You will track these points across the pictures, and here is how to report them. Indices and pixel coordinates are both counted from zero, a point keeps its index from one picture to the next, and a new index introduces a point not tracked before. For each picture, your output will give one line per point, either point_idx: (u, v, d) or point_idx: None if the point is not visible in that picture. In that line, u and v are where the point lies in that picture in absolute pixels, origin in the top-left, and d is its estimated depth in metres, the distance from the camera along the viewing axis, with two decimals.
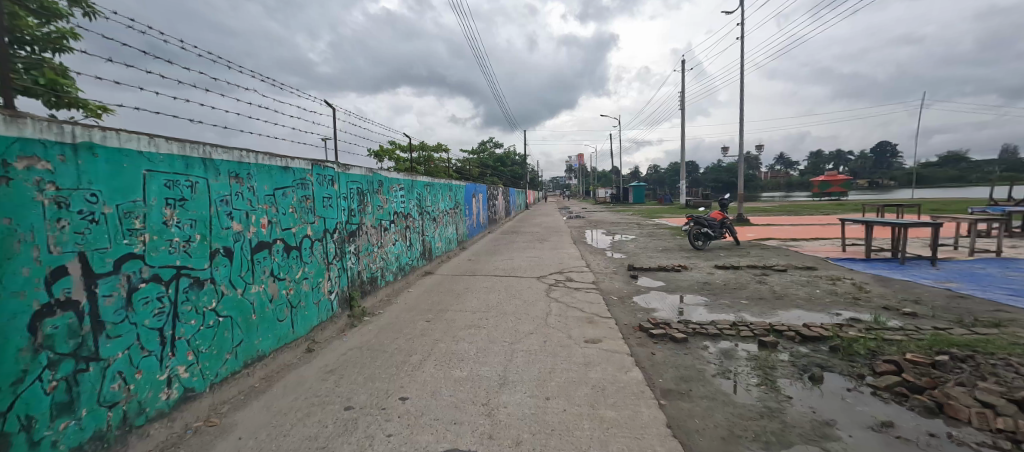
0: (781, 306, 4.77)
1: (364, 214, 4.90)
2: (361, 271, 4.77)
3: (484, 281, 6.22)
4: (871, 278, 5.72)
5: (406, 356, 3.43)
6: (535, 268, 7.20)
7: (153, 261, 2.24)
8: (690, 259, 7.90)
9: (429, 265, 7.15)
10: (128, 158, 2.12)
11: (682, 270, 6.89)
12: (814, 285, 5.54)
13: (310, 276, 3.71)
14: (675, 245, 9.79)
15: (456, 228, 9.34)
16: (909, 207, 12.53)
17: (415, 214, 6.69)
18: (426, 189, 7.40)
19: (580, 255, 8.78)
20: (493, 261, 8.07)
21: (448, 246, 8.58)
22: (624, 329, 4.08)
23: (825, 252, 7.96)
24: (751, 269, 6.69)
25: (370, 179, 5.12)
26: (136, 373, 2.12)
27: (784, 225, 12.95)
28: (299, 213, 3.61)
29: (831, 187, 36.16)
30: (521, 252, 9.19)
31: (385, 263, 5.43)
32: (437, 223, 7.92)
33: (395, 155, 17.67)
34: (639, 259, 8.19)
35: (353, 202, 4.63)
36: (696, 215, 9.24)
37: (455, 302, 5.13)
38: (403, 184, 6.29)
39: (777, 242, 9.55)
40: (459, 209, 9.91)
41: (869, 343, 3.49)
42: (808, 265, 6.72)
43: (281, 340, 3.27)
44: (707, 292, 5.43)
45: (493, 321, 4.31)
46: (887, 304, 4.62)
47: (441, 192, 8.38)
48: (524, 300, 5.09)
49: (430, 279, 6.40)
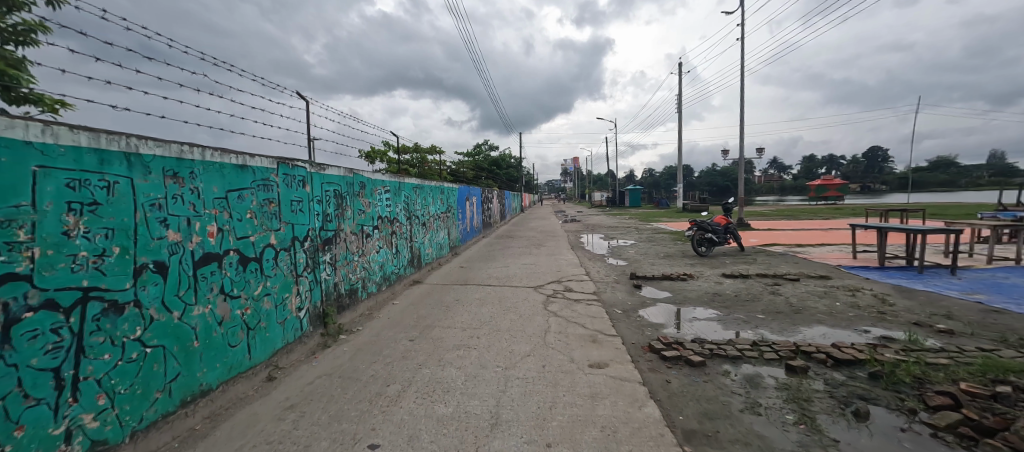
0: (802, 321, 4.34)
1: (343, 219, 4.43)
2: (339, 283, 4.28)
3: (476, 291, 5.72)
4: (893, 289, 5.32)
5: (383, 386, 2.94)
6: (532, 276, 6.72)
7: (47, 282, 1.72)
8: (695, 267, 7.48)
9: (417, 273, 6.65)
10: (12, 149, 1.60)
11: (688, 279, 6.46)
12: (832, 297, 5.14)
13: (273, 292, 3.22)
14: (678, 251, 9.38)
15: (448, 233, 8.84)
16: (913, 212, 12.25)
17: (402, 218, 6.21)
18: (415, 192, 6.91)
19: (579, 262, 8.32)
20: (487, 268, 7.59)
21: (439, 252, 8.09)
22: (632, 350, 3.62)
23: (836, 259, 7.58)
24: (762, 278, 6.27)
25: (351, 181, 4.64)
26: (16, 431, 1.60)
27: (786, 230, 12.60)
28: (260, 219, 3.12)
29: (825, 191, 36.25)
30: (516, 258, 8.72)
31: (367, 273, 4.95)
32: (427, 228, 7.44)
33: (387, 157, 17.14)
34: (641, 266, 7.75)
35: (329, 206, 4.14)
36: (699, 220, 8.83)
37: (443, 316, 4.64)
38: (389, 185, 5.81)
39: (783, 248, 9.16)
40: (451, 213, 9.41)
41: (912, 368, 3.08)
42: (821, 274, 6.33)
43: (233, 369, 2.77)
44: (719, 305, 5.00)
45: (485, 340, 3.83)
46: (918, 320, 4.22)
47: (432, 195, 7.90)
48: (520, 315, 4.61)
49: (417, 290, 5.90)
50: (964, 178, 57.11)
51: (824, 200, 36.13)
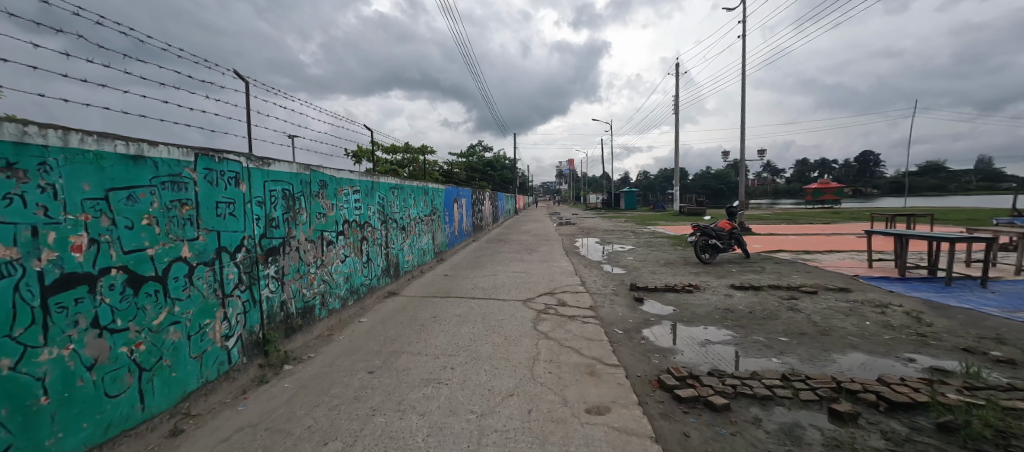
0: (833, 345, 3.72)
1: (296, 224, 3.74)
2: (288, 301, 3.60)
3: (456, 307, 5.03)
4: (926, 305, 4.72)
5: (317, 445, 2.24)
6: (522, 287, 6.04)
7: None
8: (700, 276, 6.85)
9: (393, 284, 5.95)
10: None
11: (694, 290, 5.84)
12: (859, 315, 4.52)
13: (183, 319, 2.54)
14: (679, 258, 8.78)
15: (432, 238, 8.14)
16: (922, 216, 11.74)
17: (377, 222, 5.51)
18: (393, 193, 6.21)
19: (574, 269, 7.68)
20: (473, 277, 6.89)
21: (421, 259, 7.40)
22: (638, 387, 2.96)
23: (851, 268, 7.01)
24: (776, 290, 5.66)
25: (307, 180, 3.96)
26: None
27: (790, 235, 12.08)
28: (164, 226, 2.43)
29: (823, 195, 35.87)
30: (506, 265, 8.04)
31: (328, 286, 4.26)
32: (407, 233, 6.75)
33: (375, 156, 16.44)
34: (642, 275, 7.12)
35: (275, 209, 3.46)
36: (703, 225, 8.23)
37: (414, 338, 3.95)
38: (360, 185, 5.10)
39: (791, 255, 8.58)
40: (437, 216, 8.72)
41: (989, 415, 2.45)
42: (840, 286, 5.74)
43: (111, 428, 2.08)
44: (733, 324, 4.37)
45: (460, 373, 3.15)
46: (967, 345, 3.61)
47: (414, 196, 7.20)
48: (504, 337, 3.95)
49: (391, 304, 5.19)
50: (954, 182, 57.60)
51: (820, 203, 35.96)
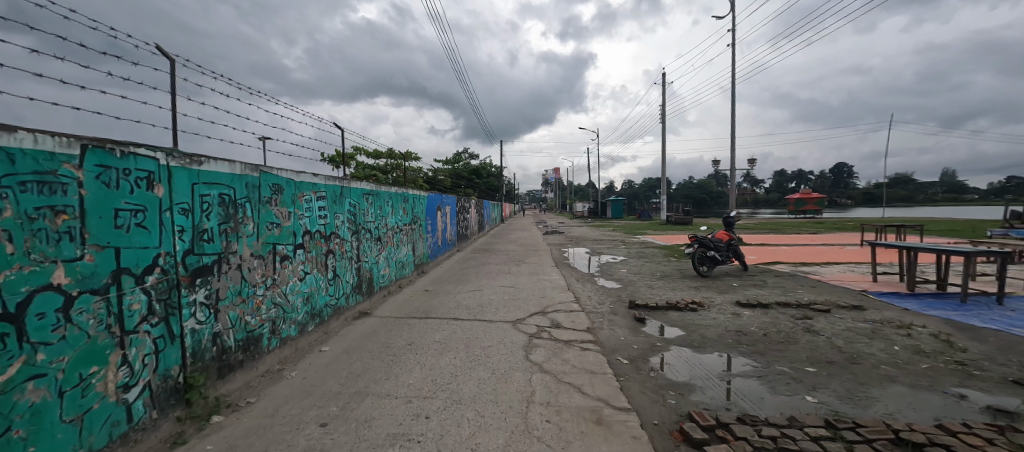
0: (869, 378, 3.24)
1: (236, 237, 3.05)
2: (224, 332, 2.90)
3: (436, 330, 4.37)
4: (952, 327, 4.34)
5: None
6: (510, 305, 5.43)
7: None
8: (701, 291, 6.37)
9: (365, 303, 5.25)
10: None
11: (697, 309, 5.35)
12: (884, 338, 4.10)
13: (51, 372, 1.80)
14: (675, 270, 8.33)
15: (412, 249, 7.46)
16: (910, 228, 11.70)
17: (347, 232, 4.86)
18: (367, 200, 5.54)
19: (566, 283, 7.11)
20: (456, 293, 6.23)
21: (399, 273, 6.71)
22: (658, 441, 2.39)
23: (855, 283, 6.67)
24: (786, 309, 5.21)
25: (255, 183, 3.29)
26: None
27: (782, 246, 11.87)
28: (23, 243, 1.70)
29: (804, 205, 36.55)
30: (492, 279, 7.40)
31: (282, 311, 3.56)
32: (383, 244, 6.08)
33: (355, 161, 15.71)
34: (639, 290, 6.62)
35: (207, 218, 2.79)
36: (700, 236, 7.81)
37: (383, 374, 3.29)
38: (327, 190, 4.44)
39: (790, 267, 8.24)
40: (418, 225, 8.06)
41: None
42: (852, 303, 5.34)
43: None
44: (750, 351, 3.85)
45: (438, 425, 2.52)
46: (1015, 376, 3.19)
47: (391, 203, 6.53)
48: (492, 371, 3.33)
49: (361, 328, 4.50)
50: (924, 193, 59.87)
51: (801, 213, 36.70)
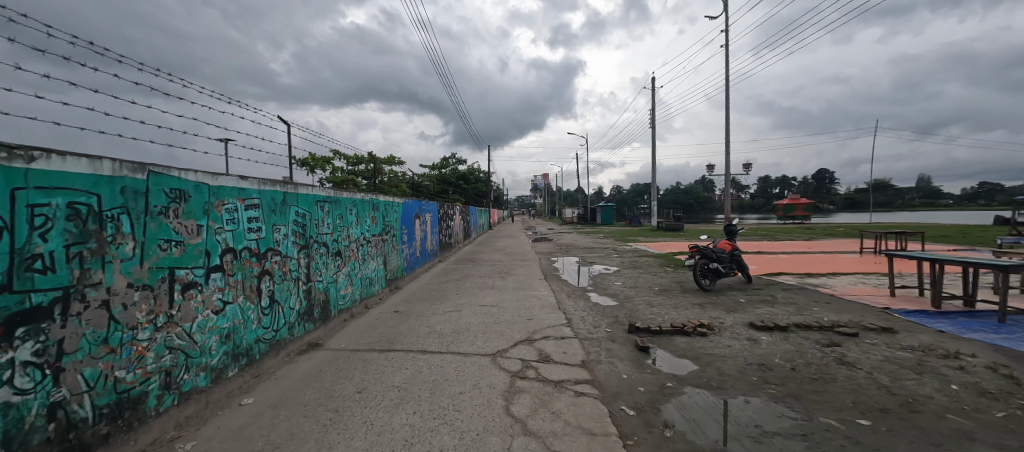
0: (944, 436, 2.54)
1: (97, 262, 2.18)
2: (72, 400, 2.02)
3: (397, 370, 3.53)
4: (1007, 356, 3.71)
5: None
6: (491, 332, 4.61)
7: None
8: (707, 309, 5.65)
9: (316, 332, 4.38)
10: None
11: (707, 332, 4.64)
12: (935, 374, 3.43)
13: None
14: (674, 283, 7.62)
15: (381, 262, 6.60)
16: (911, 234, 11.31)
17: (291, 247, 4.00)
18: (321, 207, 4.68)
19: (555, 300, 6.34)
20: (430, 316, 5.39)
21: (365, 291, 5.84)
22: None
23: (873, 298, 6.07)
24: (808, 333, 4.53)
25: (137, 188, 2.43)
26: None
27: (780, 255, 11.36)
28: None
29: (793, 211, 36.71)
30: (473, 296, 6.57)
31: (184, 356, 2.71)
32: (344, 259, 5.22)
33: (331, 165, 14.73)
34: (637, 308, 5.89)
35: (41, 238, 1.91)
36: (702, 246, 7.14)
37: (312, 444, 2.42)
38: (261, 198, 3.58)
39: (796, 279, 7.64)
40: (391, 235, 7.21)
41: None
42: (880, 325, 4.71)
43: None
44: (782, 395, 3.13)
45: None
46: None
47: (356, 211, 5.68)
48: (462, 435, 2.51)
49: (303, 367, 3.63)
50: (902, 199, 61.47)
51: (790, 218, 36.86)
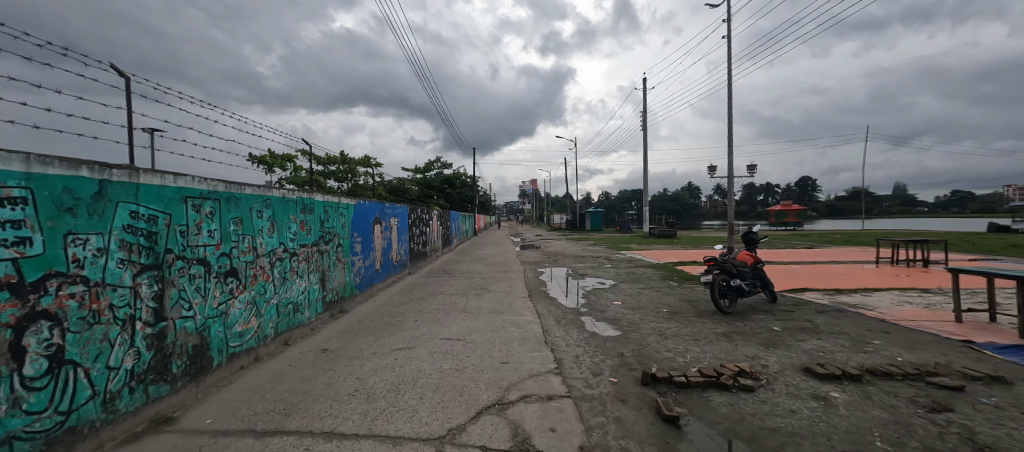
0: None
1: None
2: None
3: None
4: None
5: None
6: (445, 390, 3.15)
7: None
8: (739, 345, 4.30)
9: (173, 398, 2.86)
10: None
11: (753, 386, 3.26)
12: None
13: None
14: (685, 305, 6.28)
15: (315, 280, 5.09)
16: (935, 243, 10.22)
17: (116, 270, 2.49)
18: (195, 209, 3.18)
19: (541, 331, 4.90)
20: (367, 359, 3.89)
21: (283, 323, 4.33)
22: None
23: (939, 326, 4.81)
24: (894, 389, 3.19)
25: None
26: None
27: (793, 266, 10.15)
28: None
29: (785, 218, 36.16)
30: (436, 324, 5.08)
31: None
32: (243, 281, 3.70)
33: (293, 163, 13.06)
34: (648, 342, 4.51)
35: None
36: (719, 260, 5.83)
37: None
38: (36, 185, 2.04)
39: (828, 299, 6.38)
40: (334, 245, 5.71)
41: None
42: (983, 372, 3.42)
43: None
44: None
45: None
46: None
47: (269, 214, 4.18)
48: None
49: None
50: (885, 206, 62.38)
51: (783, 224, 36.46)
